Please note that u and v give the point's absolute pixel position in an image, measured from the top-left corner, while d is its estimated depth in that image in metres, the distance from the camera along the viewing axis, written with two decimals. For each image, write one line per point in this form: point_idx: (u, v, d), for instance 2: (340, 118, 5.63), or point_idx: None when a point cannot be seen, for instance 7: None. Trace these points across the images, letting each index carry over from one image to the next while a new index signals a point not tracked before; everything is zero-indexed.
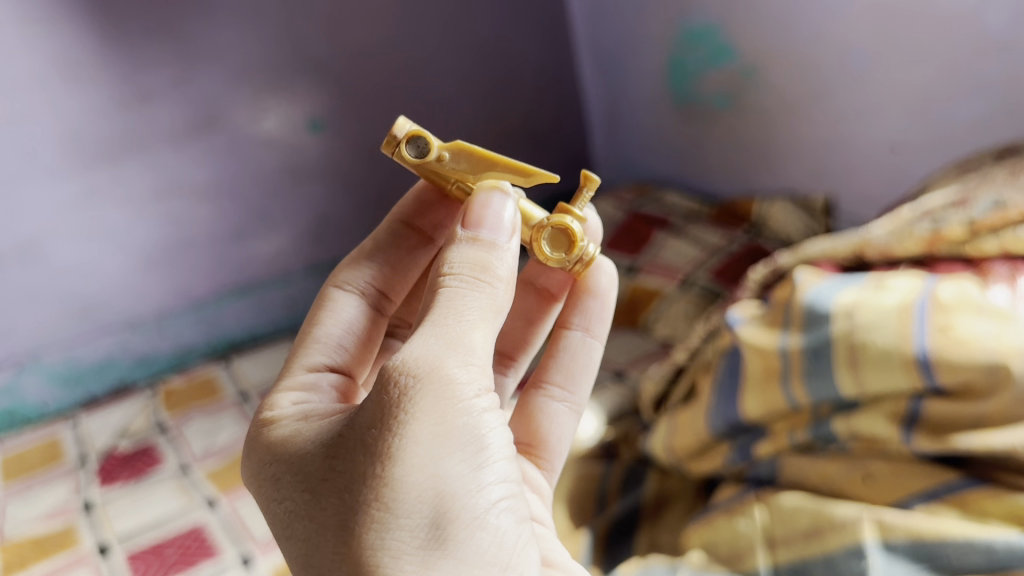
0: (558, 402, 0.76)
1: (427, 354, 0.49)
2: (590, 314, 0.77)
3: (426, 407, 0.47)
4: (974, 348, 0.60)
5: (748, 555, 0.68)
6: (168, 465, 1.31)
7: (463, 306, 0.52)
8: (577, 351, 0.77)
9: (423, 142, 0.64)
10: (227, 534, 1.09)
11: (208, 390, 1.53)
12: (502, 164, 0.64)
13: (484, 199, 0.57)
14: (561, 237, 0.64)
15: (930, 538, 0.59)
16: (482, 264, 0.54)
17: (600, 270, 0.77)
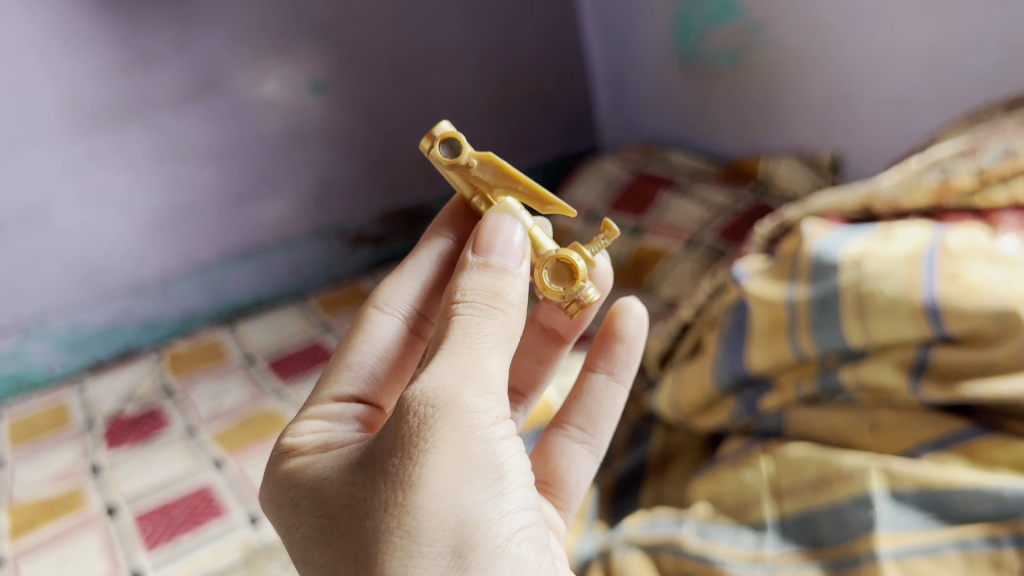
0: (577, 443, 0.73)
1: (445, 382, 0.47)
2: (616, 360, 0.74)
3: (445, 435, 0.45)
4: (984, 294, 0.60)
5: (755, 507, 0.68)
6: (175, 427, 1.32)
7: (478, 334, 0.50)
8: (601, 396, 0.74)
9: (457, 143, 0.61)
10: (235, 494, 1.10)
11: (214, 353, 1.53)
12: (524, 184, 0.62)
13: (495, 222, 0.56)
14: (564, 270, 0.60)
15: (938, 486, 0.59)
16: (493, 290, 0.52)
17: (629, 318, 0.73)
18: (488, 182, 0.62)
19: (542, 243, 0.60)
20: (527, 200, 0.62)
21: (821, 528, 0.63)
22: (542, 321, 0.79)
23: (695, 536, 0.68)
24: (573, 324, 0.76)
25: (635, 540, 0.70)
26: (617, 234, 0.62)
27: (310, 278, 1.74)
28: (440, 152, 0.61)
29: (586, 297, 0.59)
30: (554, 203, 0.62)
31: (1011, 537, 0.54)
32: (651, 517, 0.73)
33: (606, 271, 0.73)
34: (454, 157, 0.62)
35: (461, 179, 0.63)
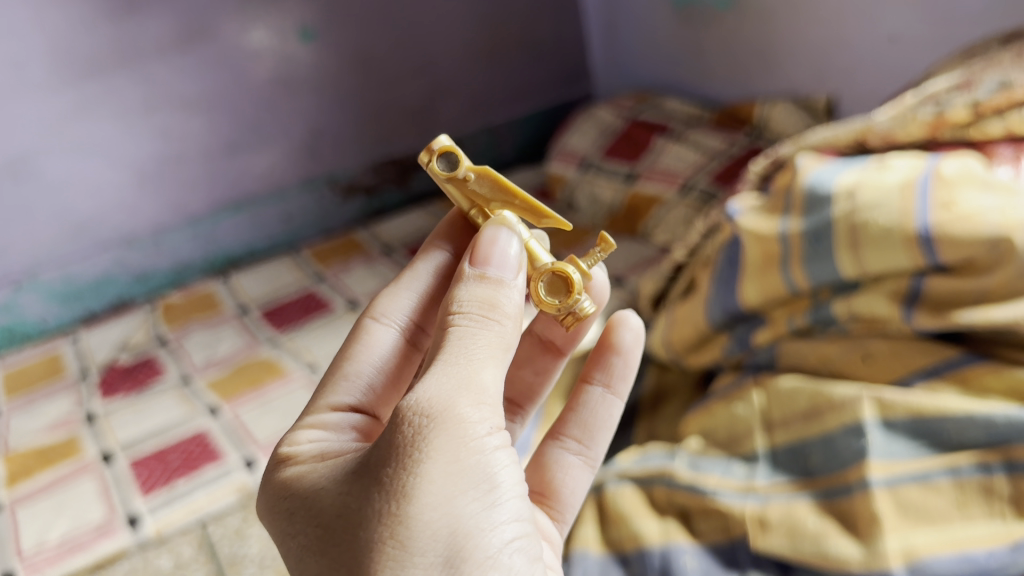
0: (573, 454, 0.66)
1: (439, 393, 0.44)
2: (613, 372, 0.67)
3: (439, 446, 0.42)
4: (977, 221, 0.59)
5: (747, 439, 0.69)
6: (169, 376, 1.31)
7: (472, 344, 0.47)
8: (596, 408, 0.67)
9: (455, 158, 0.58)
10: (230, 439, 1.10)
11: (207, 303, 1.53)
12: (521, 199, 0.58)
13: (491, 233, 0.52)
14: (560, 282, 0.56)
15: (930, 414, 0.59)
16: (489, 302, 0.49)
17: (626, 327, 0.66)
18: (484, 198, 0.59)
19: (541, 256, 0.57)
20: (522, 214, 0.59)
21: (813, 459, 0.64)
22: (540, 332, 0.72)
23: (687, 469, 0.69)
24: (571, 336, 0.70)
25: (628, 474, 0.72)
26: (614, 248, 0.58)
27: (303, 229, 1.73)
28: (438, 167, 0.58)
29: (583, 309, 0.56)
30: (550, 217, 0.58)
31: (1002, 464, 0.56)
32: (644, 451, 0.75)
33: (603, 284, 0.67)
34: (452, 171, 0.58)
35: (458, 194, 0.59)
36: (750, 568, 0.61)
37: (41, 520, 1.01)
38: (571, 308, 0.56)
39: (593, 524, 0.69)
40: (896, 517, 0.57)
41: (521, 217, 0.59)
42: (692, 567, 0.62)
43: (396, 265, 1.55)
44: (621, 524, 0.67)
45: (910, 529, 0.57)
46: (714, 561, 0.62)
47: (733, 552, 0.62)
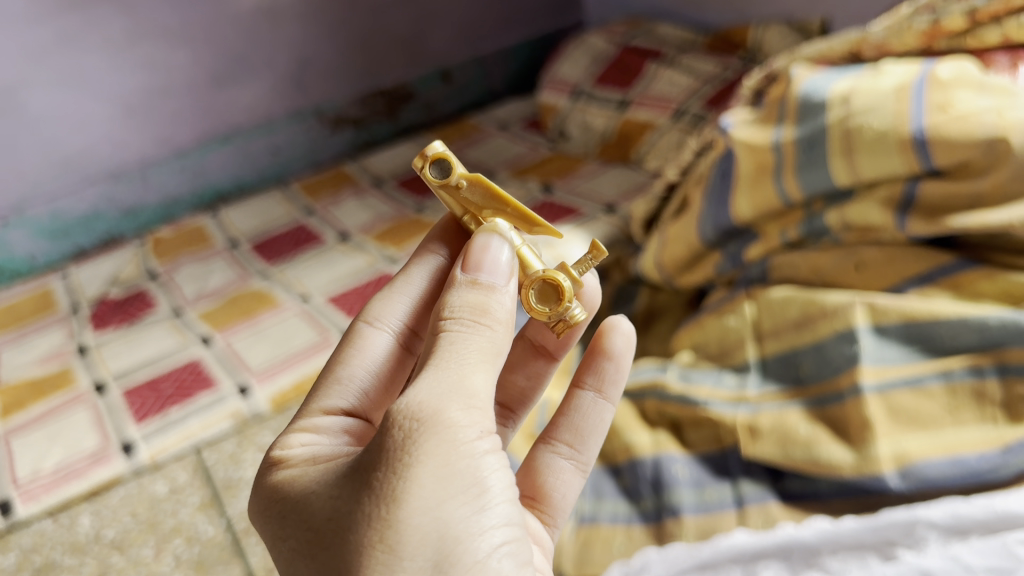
0: (561, 459, 0.57)
1: (430, 396, 0.40)
2: (604, 375, 0.58)
3: (430, 450, 0.38)
4: (974, 122, 0.58)
5: (738, 350, 0.70)
6: (161, 308, 1.31)
7: (462, 349, 0.42)
8: (584, 414, 0.58)
9: (446, 165, 0.54)
10: (223, 366, 1.10)
11: (197, 237, 1.52)
12: (513, 207, 0.53)
13: (482, 240, 0.48)
14: (548, 290, 0.50)
15: (922, 318, 0.59)
16: (479, 307, 0.44)
17: (617, 328, 0.58)
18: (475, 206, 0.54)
19: (531, 261, 0.51)
20: (513, 223, 0.53)
21: (804, 366, 0.64)
22: (530, 335, 0.64)
23: (678, 380, 0.70)
24: (562, 341, 0.62)
25: None
26: (607, 253, 0.52)
27: (292, 162, 1.72)
28: (431, 175, 0.54)
29: (573, 317, 0.50)
30: (542, 224, 0.53)
31: (994, 368, 0.56)
32: (637, 366, 0.76)
33: (593, 288, 0.59)
34: (444, 179, 0.54)
35: (452, 203, 0.55)
36: (741, 476, 0.63)
37: (36, 449, 1.01)
38: (562, 317, 0.51)
39: None
40: (888, 423, 0.58)
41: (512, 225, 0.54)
42: (684, 477, 0.64)
43: (388, 196, 1.54)
44: (614, 436, 0.70)
45: (901, 434, 0.57)
46: (706, 471, 0.64)
47: (724, 461, 0.65)
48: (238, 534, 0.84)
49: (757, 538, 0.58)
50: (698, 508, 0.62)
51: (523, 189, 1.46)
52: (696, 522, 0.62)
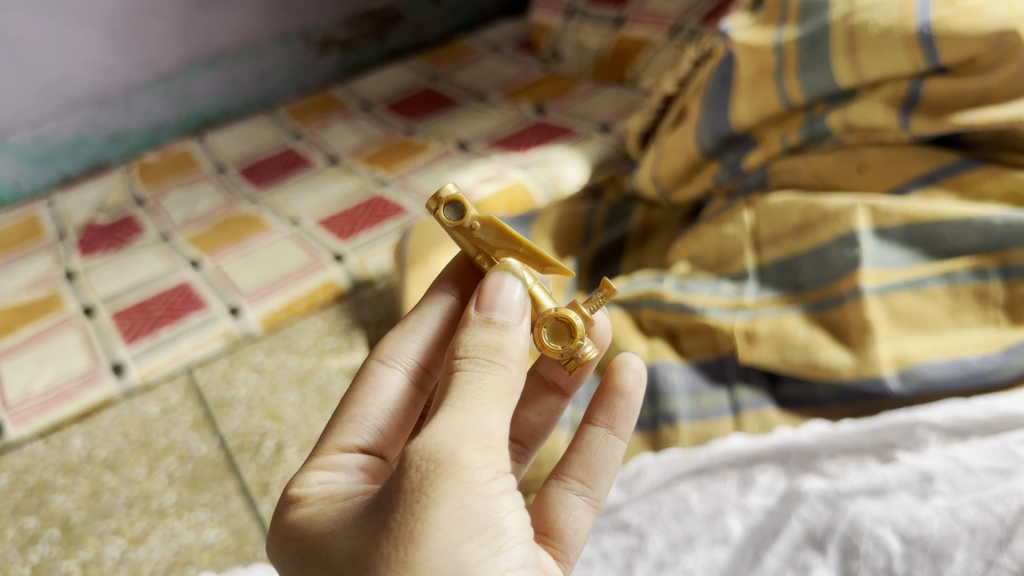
0: (573, 495, 0.53)
1: (446, 435, 0.38)
2: (615, 412, 0.54)
3: (447, 491, 0.36)
4: (983, 15, 0.56)
5: (737, 259, 0.69)
6: (149, 233, 1.29)
7: (476, 389, 0.40)
8: (594, 452, 0.54)
9: (460, 207, 0.51)
10: (213, 288, 1.08)
11: (185, 163, 1.49)
12: (526, 246, 0.50)
13: (495, 279, 0.45)
14: (561, 328, 0.48)
15: (925, 219, 0.58)
16: (493, 345, 0.42)
17: (628, 365, 0.54)
18: (487, 247, 0.51)
19: (543, 298, 0.48)
20: (525, 262, 0.50)
21: (803, 272, 0.64)
22: (542, 370, 0.59)
23: (675, 290, 0.69)
24: (574, 381, 0.57)
25: (615, 298, 0.72)
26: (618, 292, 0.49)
27: (279, 86, 1.68)
28: (446, 218, 0.51)
29: (586, 355, 0.48)
30: (555, 265, 0.50)
31: (998, 270, 0.55)
32: (631, 279, 0.74)
33: (606, 325, 0.54)
34: (458, 220, 0.51)
35: (464, 244, 0.52)
36: (737, 382, 0.63)
37: (25, 372, 1.00)
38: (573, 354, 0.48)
39: None
40: (889, 325, 0.57)
41: (524, 263, 0.51)
42: (680, 384, 0.65)
43: (377, 119, 1.52)
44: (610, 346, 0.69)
45: (902, 337, 0.57)
46: (703, 378, 0.65)
47: (721, 368, 0.65)
48: (231, 452, 0.84)
49: (752, 443, 0.59)
50: (693, 415, 0.63)
51: (516, 110, 1.43)
52: (692, 428, 0.63)
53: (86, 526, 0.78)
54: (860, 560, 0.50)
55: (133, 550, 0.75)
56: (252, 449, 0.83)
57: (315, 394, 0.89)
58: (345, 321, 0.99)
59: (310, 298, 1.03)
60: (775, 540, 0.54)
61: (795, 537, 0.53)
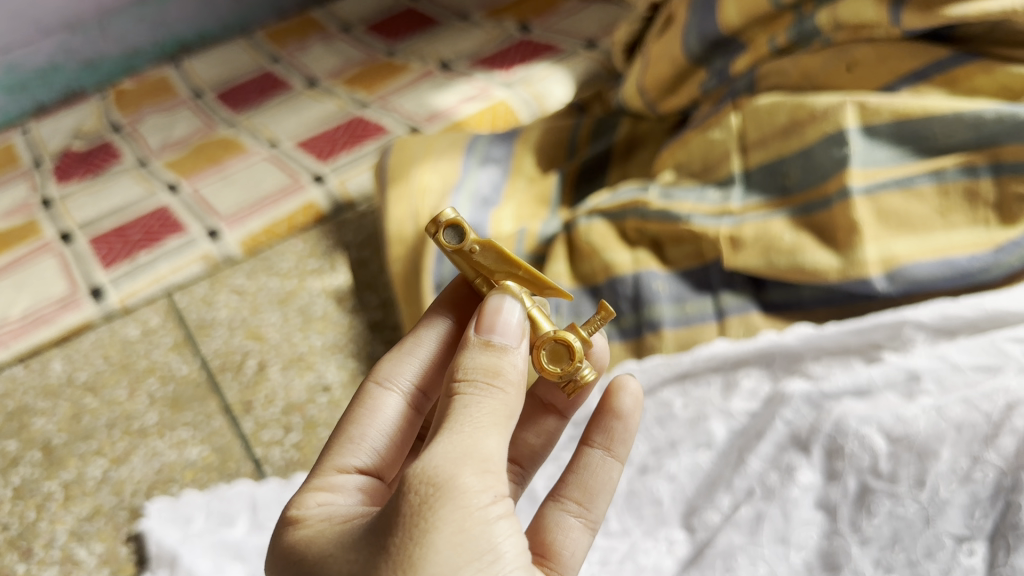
0: (568, 516, 0.47)
1: (445, 457, 0.35)
2: (615, 431, 0.49)
3: (446, 515, 0.33)
4: None
5: (723, 163, 0.67)
6: (126, 159, 1.26)
7: (475, 414, 0.37)
8: (591, 472, 0.48)
9: (461, 230, 0.45)
10: (191, 212, 1.05)
11: (161, 88, 1.45)
12: (525, 270, 0.45)
13: (495, 301, 0.42)
14: (560, 349, 0.44)
15: (916, 117, 0.56)
16: (492, 367, 0.39)
17: (627, 383, 0.49)
18: (485, 271, 0.46)
19: (542, 318, 0.44)
20: (523, 287, 0.46)
21: (790, 175, 0.62)
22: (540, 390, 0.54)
23: (660, 198, 0.67)
24: (575, 403, 0.52)
25: (598, 208, 0.70)
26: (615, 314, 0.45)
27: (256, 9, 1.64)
28: (446, 242, 0.46)
29: (584, 378, 0.44)
30: (554, 288, 0.45)
31: (988, 167, 0.54)
32: (614, 190, 0.72)
33: (604, 348, 0.52)
34: (458, 244, 0.46)
35: (460, 268, 0.47)
36: (721, 289, 0.63)
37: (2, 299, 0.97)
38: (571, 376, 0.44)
39: (563, 259, 0.69)
40: (876, 226, 0.56)
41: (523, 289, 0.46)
42: (664, 292, 0.64)
43: (357, 41, 1.48)
44: (593, 256, 0.67)
45: (891, 238, 0.56)
46: (686, 285, 0.64)
47: (705, 275, 0.64)
48: (213, 371, 0.83)
49: (736, 346, 0.59)
50: (678, 321, 0.63)
51: (499, 29, 1.40)
52: (676, 334, 0.63)
53: (67, 448, 0.77)
54: (845, 461, 0.51)
55: (115, 470, 0.74)
56: (234, 369, 0.82)
57: (297, 314, 0.87)
58: (327, 244, 0.97)
59: (290, 221, 1.01)
60: (758, 442, 0.54)
61: (779, 439, 0.54)
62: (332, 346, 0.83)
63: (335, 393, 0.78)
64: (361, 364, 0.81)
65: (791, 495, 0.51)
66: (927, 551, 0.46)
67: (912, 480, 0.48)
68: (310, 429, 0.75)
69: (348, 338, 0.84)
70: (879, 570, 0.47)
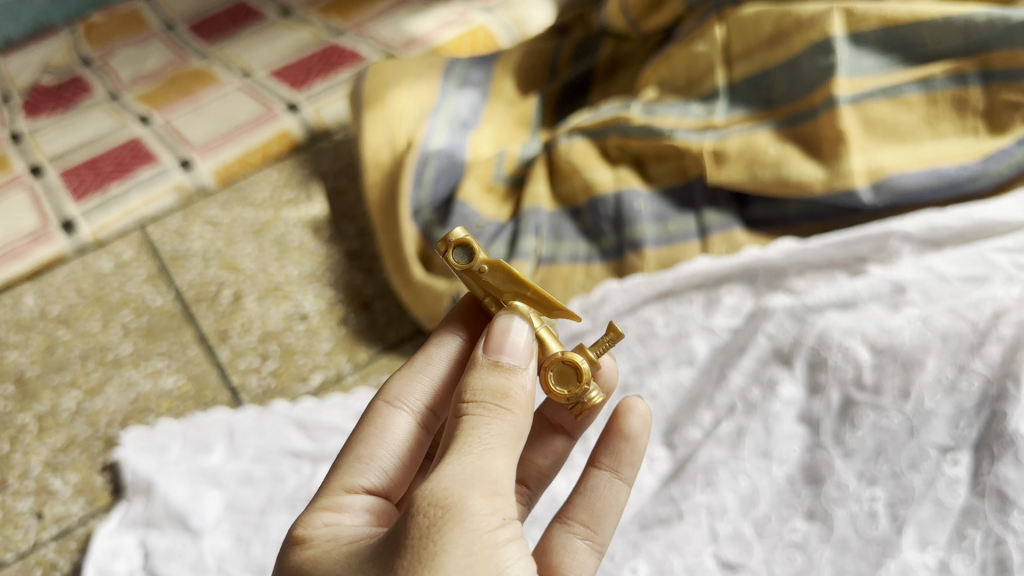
0: (575, 538, 0.44)
1: (455, 479, 0.32)
2: (623, 451, 0.45)
3: (456, 538, 0.30)
4: None
5: (708, 76, 0.65)
6: (97, 93, 1.22)
7: (485, 435, 0.33)
8: (597, 494, 0.45)
9: (469, 249, 0.40)
10: (163, 142, 1.02)
11: (133, 22, 1.39)
12: (535, 290, 0.40)
13: (504, 321, 0.38)
14: (568, 370, 0.39)
15: (902, 22, 0.55)
16: (501, 388, 0.35)
17: (636, 402, 0.45)
18: (494, 291, 0.40)
19: (550, 338, 0.39)
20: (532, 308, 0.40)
21: (776, 87, 0.61)
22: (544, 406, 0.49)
23: (643, 115, 0.65)
24: (584, 423, 0.47)
25: (579, 127, 0.68)
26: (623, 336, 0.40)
27: None
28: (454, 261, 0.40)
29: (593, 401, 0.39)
30: (563, 307, 0.40)
31: (978, 74, 0.53)
32: (596, 108, 0.70)
33: (614, 367, 0.46)
34: (468, 263, 0.40)
35: (468, 288, 0.41)
36: (705, 206, 0.61)
37: None
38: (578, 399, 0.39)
39: (542, 180, 0.68)
40: (863, 136, 0.55)
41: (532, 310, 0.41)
42: (646, 211, 0.62)
43: None
44: (573, 176, 0.66)
45: (877, 148, 0.55)
46: (669, 204, 0.63)
47: (688, 192, 0.62)
48: (187, 302, 0.81)
49: (719, 263, 0.58)
50: (660, 241, 0.61)
51: None
52: (658, 253, 0.61)
53: (41, 381, 0.76)
54: (828, 373, 0.50)
55: (89, 401, 0.73)
56: (210, 299, 0.81)
57: (272, 244, 0.85)
58: (303, 173, 0.95)
59: (264, 150, 0.98)
60: (741, 357, 0.54)
61: (761, 353, 0.54)
62: (309, 275, 0.81)
63: (313, 322, 0.77)
64: (338, 293, 0.79)
65: (773, 409, 0.51)
66: (911, 462, 0.46)
67: (897, 392, 0.48)
68: (288, 357, 0.74)
69: (325, 267, 0.82)
70: (863, 482, 0.47)
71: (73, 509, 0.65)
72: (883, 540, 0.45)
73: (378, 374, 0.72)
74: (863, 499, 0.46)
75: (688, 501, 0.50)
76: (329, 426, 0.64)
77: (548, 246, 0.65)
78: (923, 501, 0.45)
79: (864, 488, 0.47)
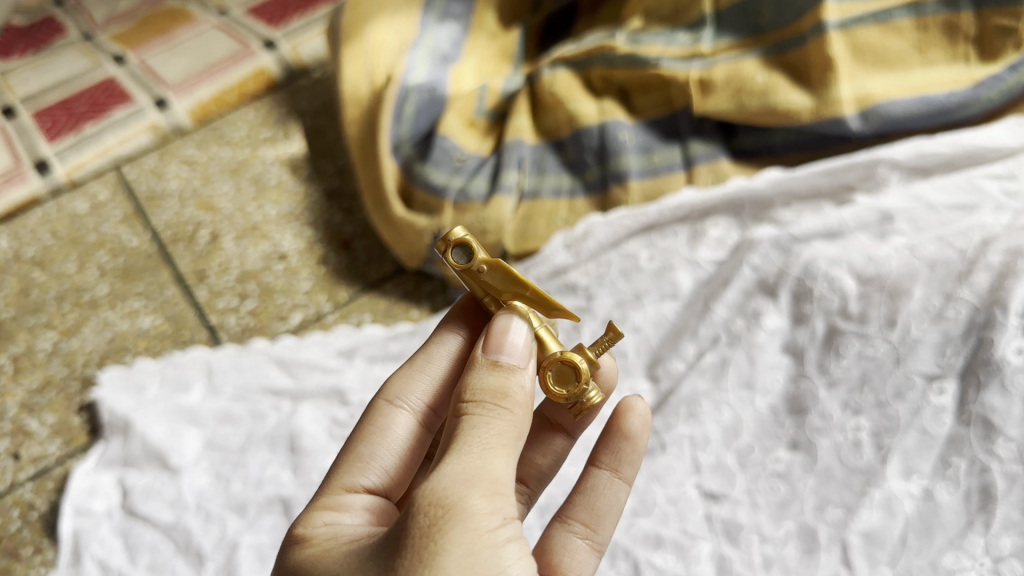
0: (575, 538, 0.41)
1: (454, 478, 0.30)
2: (624, 450, 0.42)
3: (457, 538, 0.29)
4: None
5: (694, 5, 0.62)
6: (72, 35, 1.14)
7: (484, 434, 0.32)
8: (597, 494, 0.42)
9: (467, 248, 0.38)
10: (137, 80, 0.97)
11: None
12: (532, 291, 0.38)
13: (503, 321, 0.36)
14: (566, 370, 0.37)
15: None
16: (500, 387, 0.34)
17: (636, 400, 0.42)
18: (493, 291, 0.39)
19: (549, 338, 0.38)
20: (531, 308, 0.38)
21: (763, 16, 0.59)
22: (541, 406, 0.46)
23: (628, 44, 0.63)
24: (583, 423, 0.43)
25: (562, 58, 0.65)
26: (624, 334, 0.37)
27: None
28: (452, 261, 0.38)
29: (592, 402, 0.37)
30: (561, 307, 0.38)
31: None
32: (581, 39, 0.68)
33: (613, 366, 0.43)
34: (468, 265, 0.39)
35: (467, 288, 0.40)
36: (690, 137, 0.61)
37: None
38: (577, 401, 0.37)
39: (525, 113, 0.66)
40: (851, 64, 0.55)
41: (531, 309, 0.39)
42: (631, 142, 0.61)
43: None
44: (557, 108, 0.64)
45: (866, 76, 0.55)
46: (654, 135, 0.62)
47: (674, 123, 0.62)
48: (164, 242, 0.79)
49: (704, 194, 0.58)
50: (645, 173, 0.60)
51: None
52: (642, 185, 0.61)
53: (15, 322, 0.74)
54: (814, 304, 0.50)
55: (66, 342, 0.72)
56: (187, 239, 0.79)
57: (250, 183, 0.84)
58: (280, 112, 0.93)
59: (241, 88, 0.95)
60: (725, 289, 0.54)
61: (745, 285, 0.53)
62: (288, 214, 0.80)
63: (292, 262, 0.75)
64: (317, 232, 0.78)
65: (758, 341, 0.51)
66: (897, 392, 0.46)
67: (883, 321, 0.47)
68: (267, 296, 0.72)
69: (304, 206, 0.80)
70: (847, 412, 0.47)
71: (50, 449, 0.64)
72: (867, 469, 0.45)
73: (360, 313, 0.71)
74: (848, 429, 0.46)
75: (671, 432, 0.51)
76: (309, 363, 0.62)
77: (531, 180, 0.63)
78: (909, 430, 0.45)
79: (849, 418, 0.47)
